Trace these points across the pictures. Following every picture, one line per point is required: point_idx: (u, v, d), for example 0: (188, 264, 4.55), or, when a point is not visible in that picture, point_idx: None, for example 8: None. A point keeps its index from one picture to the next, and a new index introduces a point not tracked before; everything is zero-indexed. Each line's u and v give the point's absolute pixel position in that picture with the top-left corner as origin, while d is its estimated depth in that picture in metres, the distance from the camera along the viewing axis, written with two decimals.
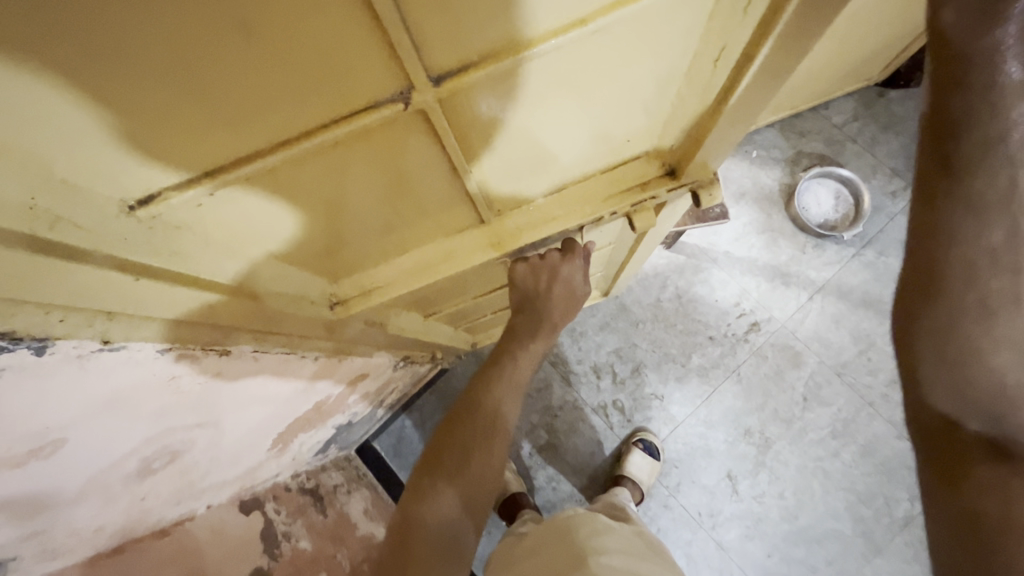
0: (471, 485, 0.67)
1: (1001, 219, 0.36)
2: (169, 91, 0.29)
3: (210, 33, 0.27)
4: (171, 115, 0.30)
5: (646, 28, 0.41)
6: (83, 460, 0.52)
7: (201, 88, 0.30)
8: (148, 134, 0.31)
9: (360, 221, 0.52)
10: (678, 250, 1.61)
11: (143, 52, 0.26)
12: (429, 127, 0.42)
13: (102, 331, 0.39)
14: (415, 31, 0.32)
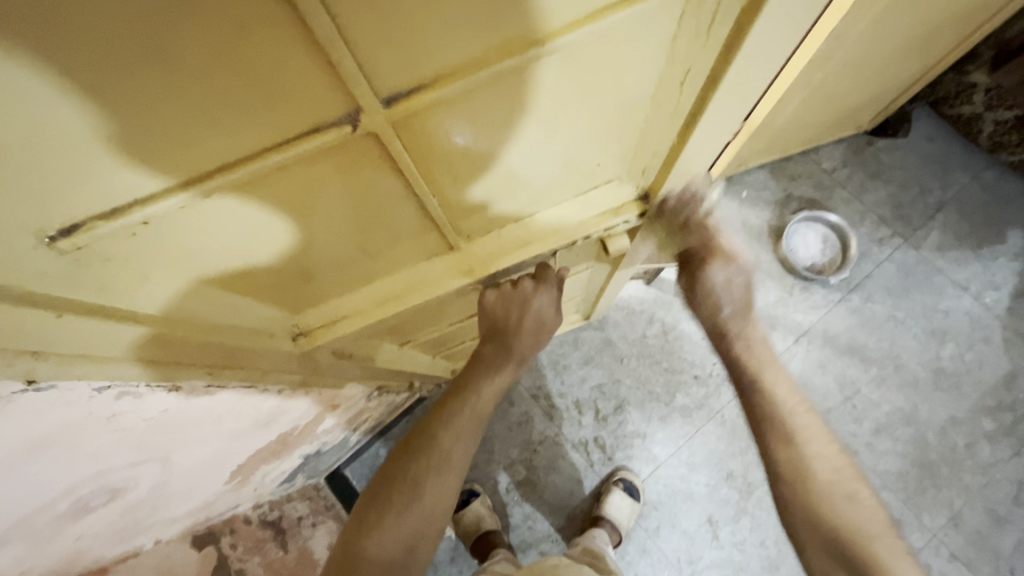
0: (420, 523, 0.64)
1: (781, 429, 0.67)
2: (80, 111, 0.25)
3: (128, 50, 0.24)
4: (86, 136, 0.27)
5: (613, 53, 0.39)
6: (7, 503, 0.48)
7: (120, 109, 0.26)
8: (47, 146, 0.26)
9: (317, 249, 0.48)
10: (664, 286, 1.60)
11: (47, 67, 0.23)
12: (385, 151, 0.39)
13: (26, 372, 0.36)
14: (360, 48, 0.29)
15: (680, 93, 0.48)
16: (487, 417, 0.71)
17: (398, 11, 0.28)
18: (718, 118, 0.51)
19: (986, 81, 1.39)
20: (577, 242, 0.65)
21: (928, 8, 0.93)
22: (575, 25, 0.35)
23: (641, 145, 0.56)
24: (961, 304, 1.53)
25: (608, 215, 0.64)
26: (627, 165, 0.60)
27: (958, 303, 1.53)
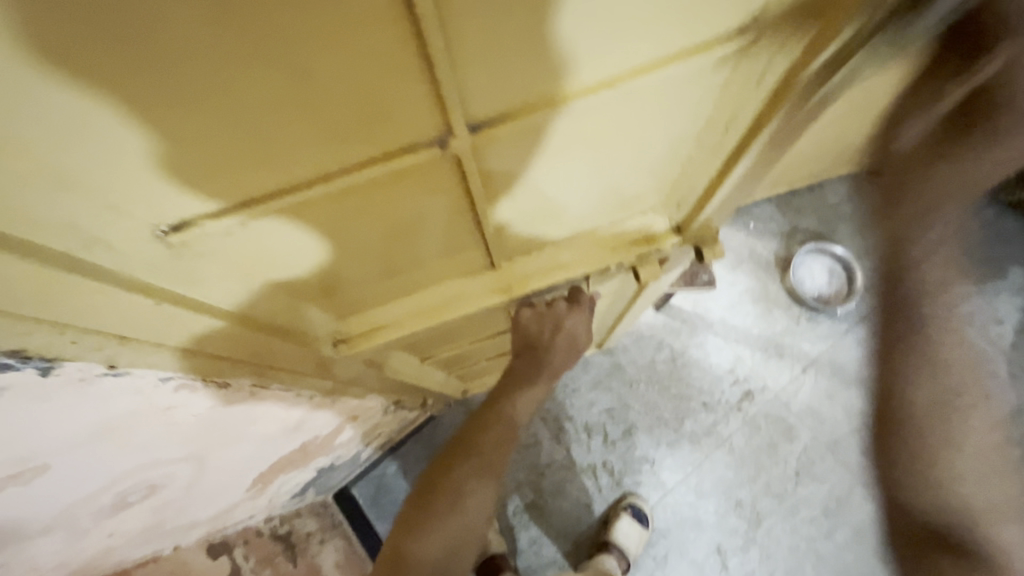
0: (461, 526, 0.67)
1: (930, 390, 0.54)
2: (218, 128, 0.30)
3: (270, 78, 0.28)
4: (216, 150, 0.31)
5: (670, 96, 0.43)
6: (61, 490, 0.50)
7: (250, 126, 0.31)
8: (179, 153, 0.30)
9: (376, 258, 0.52)
10: (674, 313, 1.63)
11: (203, 90, 0.27)
12: (459, 172, 0.43)
13: (110, 356, 0.38)
14: (463, 80, 0.33)
15: (723, 132, 0.52)
16: (522, 428, 0.74)
17: (502, 51, 0.32)
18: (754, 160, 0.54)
19: None
20: (610, 267, 0.68)
21: None
22: (644, 70, 0.39)
23: (679, 179, 0.60)
24: None
25: (641, 244, 0.67)
26: (665, 198, 0.63)
27: None
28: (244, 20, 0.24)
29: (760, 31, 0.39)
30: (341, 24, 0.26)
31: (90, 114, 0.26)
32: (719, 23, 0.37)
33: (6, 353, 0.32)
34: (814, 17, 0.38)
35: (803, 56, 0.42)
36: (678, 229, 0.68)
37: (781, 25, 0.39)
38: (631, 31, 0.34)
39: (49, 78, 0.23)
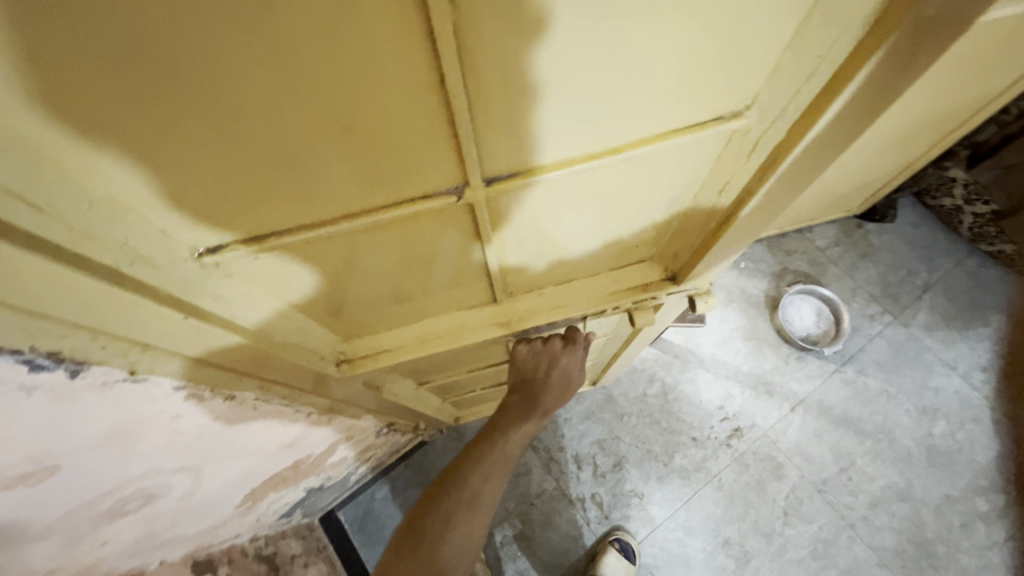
0: (449, 558, 0.66)
1: None
2: (267, 169, 0.34)
3: (316, 131, 0.32)
4: (261, 187, 0.36)
5: (667, 161, 0.48)
6: (67, 493, 0.51)
7: (293, 169, 0.35)
8: (225, 185, 0.34)
9: (392, 290, 0.56)
10: (665, 348, 1.66)
11: (257, 138, 0.32)
12: (472, 217, 0.47)
13: (131, 362, 0.41)
14: (483, 141, 0.38)
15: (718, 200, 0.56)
16: (513, 463, 0.74)
17: (518, 120, 0.37)
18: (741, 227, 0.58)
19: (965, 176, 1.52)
20: (605, 310, 0.71)
21: (906, 114, 1.06)
22: (644, 140, 0.44)
23: (674, 232, 0.64)
24: (951, 383, 1.59)
25: (638, 289, 0.71)
26: (659, 247, 0.67)
27: (947, 381, 1.59)
28: (297, 78, 0.28)
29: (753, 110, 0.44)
30: (380, 85, 0.31)
31: (157, 149, 0.30)
32: (717, 103, 0.42)
33: (42, 353, 0.35)
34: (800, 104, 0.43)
35: (789, 137, 0.46)
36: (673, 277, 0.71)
37: (770, 107, 0.43)
38: (632, 108, 0.39)
39: (134, 126, 0.28)
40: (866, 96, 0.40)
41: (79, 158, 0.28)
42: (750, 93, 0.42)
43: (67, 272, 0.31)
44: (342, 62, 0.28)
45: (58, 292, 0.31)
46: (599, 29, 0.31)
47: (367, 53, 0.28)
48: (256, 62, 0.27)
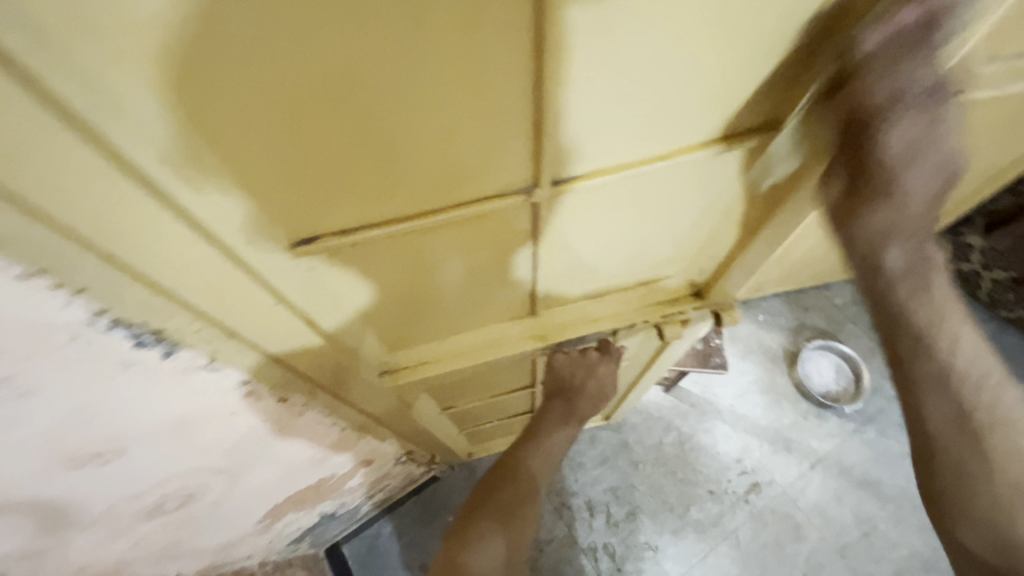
0: (513, 540, 0.75)
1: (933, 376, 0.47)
2: (371, 175, 0.37)
3: (406, 135, 0.34)
4: (369, 192, 0.38)
5: (711, 172, 0.50)
6: (122, 480, 0.53)
7: (394, 174, 0.37)
8: (332, 178, 0.36)
9: (445, 297, 0.58)
10: (681, 396, 1.64)
11: (355, 147, 0.34)
12: (534, 218, 0.48)
13: (214, 350, 0.44)
14: (555, 142, 0.39)
15: (751, 211, 0.58)
16: (556, 458, 0.86)
17: (588, 120, 0.38)
18: (767, 240, 0.60)
19: (982, 242, 1.50)
20: (636, 323, 0.73)
21: None
22: (692, 148, 0.45)
23: (707, 247, 0.65)
24: None
25: (665, 303, 0.73)
26: (690, 264, 0.69)
27: None
28: (392, 76, 0.29)
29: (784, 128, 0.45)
30: (456, 80, 0.31)
31: (276, 166, 0.33)
32: (749, 112, 0.43)
33: (149, 331, 0.38)
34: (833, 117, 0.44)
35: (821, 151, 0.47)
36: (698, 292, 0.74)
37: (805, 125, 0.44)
38: (685, 112, 0.41)
39: (250, 148, 0.31)
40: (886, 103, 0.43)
41: (214, 150, 0.30)
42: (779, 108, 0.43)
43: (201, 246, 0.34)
44: (459, 56, 0.29)
45: (184, 269, 0.34)
46: (662, 27, 0.32)
47: (482, 48, 0.30)
48: (337, 75, 0.28)
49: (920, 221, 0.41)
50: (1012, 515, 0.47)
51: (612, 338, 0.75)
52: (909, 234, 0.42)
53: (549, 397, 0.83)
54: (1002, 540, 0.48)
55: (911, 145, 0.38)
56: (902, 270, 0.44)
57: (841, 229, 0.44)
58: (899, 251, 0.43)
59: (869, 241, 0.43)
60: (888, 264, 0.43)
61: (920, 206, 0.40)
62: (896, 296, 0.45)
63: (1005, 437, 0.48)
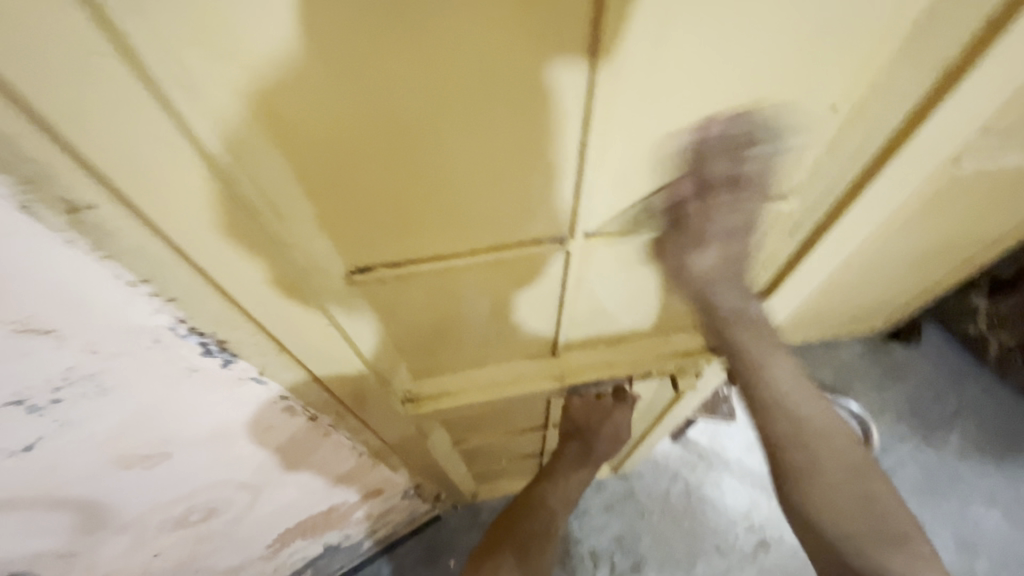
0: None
1: (784, 425, 0.53)
2: (431, 211, 0.41)
3: (458, 175, 0.39)
4: (428, 226, 0.43)
5: None
6: (160, 484, 0.56)
7: (449, 210, 0.42)
8: (393, 213, 0.40)
9: (470, 331, 0.62)
10: (689, 446, 1.63)
11: (415, 185, 0.38)
12: (564, 263, 0.52)
13: (265, 362, 0.48)
14: (590, 198, 0.43)
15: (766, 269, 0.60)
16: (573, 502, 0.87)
17: (621, 179, 0.42)
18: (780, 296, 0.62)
19: (988, 307, 1.47)
20: (652, 372, 0.75)
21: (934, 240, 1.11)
22: None
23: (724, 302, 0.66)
24: (990, 517, 1.47)
25: (681, 354, 0.74)
26: None
27: (986, 515, 1.47)
28: (435, 124, 0.34)
29: (795, 197, 0.49)
30: (500, 129, 0.35)
31: (349, 202, 0.38)
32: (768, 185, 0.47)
33: (216, 340, 0.42)
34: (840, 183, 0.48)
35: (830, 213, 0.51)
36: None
37: (812, 191, 0.48)
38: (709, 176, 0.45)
39: (329, 187, 0.36)
40: (894, 181, 0.46)
41: (305, 186, 0.35)
42: (790, 184, 0.47)
43: (277, 276, 0.38)
44: (501, 117, 0.35)
45: (260, 289, 0.38)
46: (687, 102, 0.37)
47: (521, 110, 0.34)
48: (391, 124, 0.33)
49: (730, 269, 0.52)
50: (834, 515, 0.52)
51: (627, 385, 0.77)
52: (726, 279, 0.52)
53: (565, 438, 0.85)
54: (840, 542, 0.52)
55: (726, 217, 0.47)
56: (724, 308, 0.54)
57: (669, 275, 0.53)
58: (719, 292, 0.53)
59: (694, 289, 0.53)
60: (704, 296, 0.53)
61: (730, 260, 0.51)
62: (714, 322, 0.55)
63: (821, 448, 0.53)
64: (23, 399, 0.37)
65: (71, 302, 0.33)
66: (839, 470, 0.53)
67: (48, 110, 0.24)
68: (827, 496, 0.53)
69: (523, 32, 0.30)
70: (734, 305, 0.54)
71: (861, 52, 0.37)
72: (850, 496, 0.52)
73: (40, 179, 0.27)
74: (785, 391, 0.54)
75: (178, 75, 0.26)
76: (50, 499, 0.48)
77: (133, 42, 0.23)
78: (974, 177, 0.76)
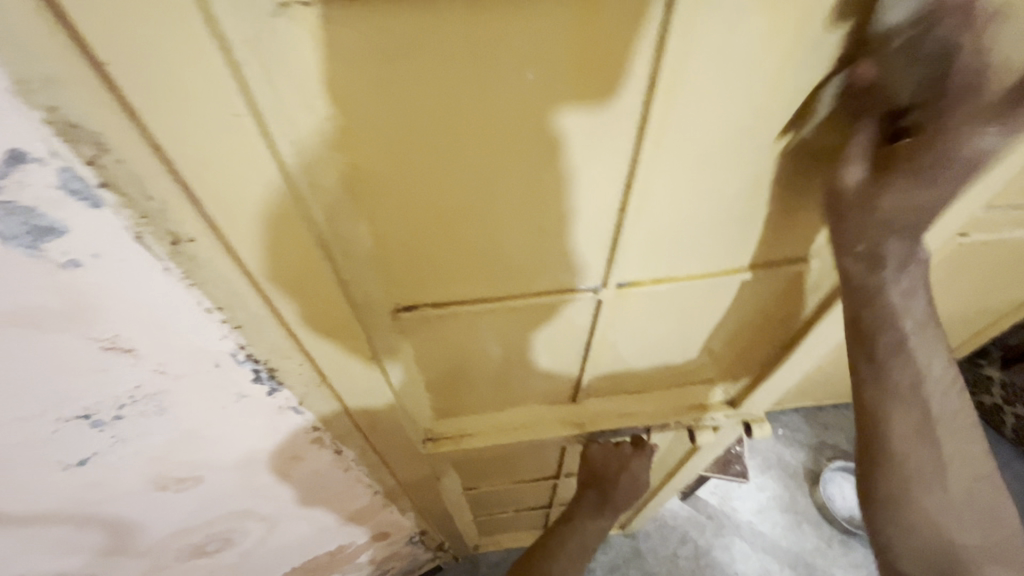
0: None
1: (910, 388, 0.45)
2: (475, 253, 0.43)
3: (502, 218, 0.40)
4: (471, 269, 0.44)
5: (751, 291, 0.55)
6: (186, 509, 0.56)
7: (491, 253, 0.43)
8: (442, 252, 0.42)
9: (490, 375, 0.63)
10: (699, 506, 1.59)
11: (461, 225, 0.40)
12: (595, 313, 0.53)
13: (306, 392, 0.49)
14: (625, 253, 0.45)
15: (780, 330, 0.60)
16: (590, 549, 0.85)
17: (657, 236, 0.45)
18: (799, 360, 0.63)
19: (1001, 375, 1.47)
20: (669, 424, 0.75)
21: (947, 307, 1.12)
22: (737, 270, 0.51)
23: (746, 351, 0.66)
24: None
25: (699, 409, 0.74)
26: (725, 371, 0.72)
27: None
28: (482, 167, 0.35)
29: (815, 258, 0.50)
30: (550, 182, 0.37)
31: (401, 240, 0.40)
32: (792, 247, 0.49)
33: (267, 368, 0.45)
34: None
35: None
36: (732, 402, 0.75)
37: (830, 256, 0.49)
38: (739, 237, 0.47)
39: (385, 225, 0.39)
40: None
41: (370, 227, 0.38)
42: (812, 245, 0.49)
43: (333, 316, 0.40)
44: (528, 160, 0.35)
45: (315, 324, 0.41)
46: (723, 172, 0.39)
47: (559, 160, 0.36)
48: (443, 168, 0.35)
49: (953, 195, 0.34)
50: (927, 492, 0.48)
51: (646, 435, 0.79)
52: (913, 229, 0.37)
53: (583, 484, 0.84)
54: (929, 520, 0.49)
55: (974, 103, 0.30)
56: (891, 276, 0.40)
57: (849, 211, 0.37)
58: (894, 246, 0.38)
59: (872, 235, 0.37)
60: (891, 297, 0.41)
61: (964, 177, 0.33)
62: (904, 335, 0.43)
63: (942, 425, 0.47)
64: (90, 414, 0.39)
65: (154, 325, 0.36)
66: (950, 441, 0.48)
67: (178, 158, 0.27)
68: (932, 466, 0.48)
69: (562, 86, 0.31)
70: (911, 263, 0.40)
71: None
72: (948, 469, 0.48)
73: (155, 215, 0.30)
74: (931, 369, 0.45)
75: (287, 131, 0.29)
76: (85, 515, 0.49)
77: (261, 108, 0.27)
78: (985, 246, 0.78)
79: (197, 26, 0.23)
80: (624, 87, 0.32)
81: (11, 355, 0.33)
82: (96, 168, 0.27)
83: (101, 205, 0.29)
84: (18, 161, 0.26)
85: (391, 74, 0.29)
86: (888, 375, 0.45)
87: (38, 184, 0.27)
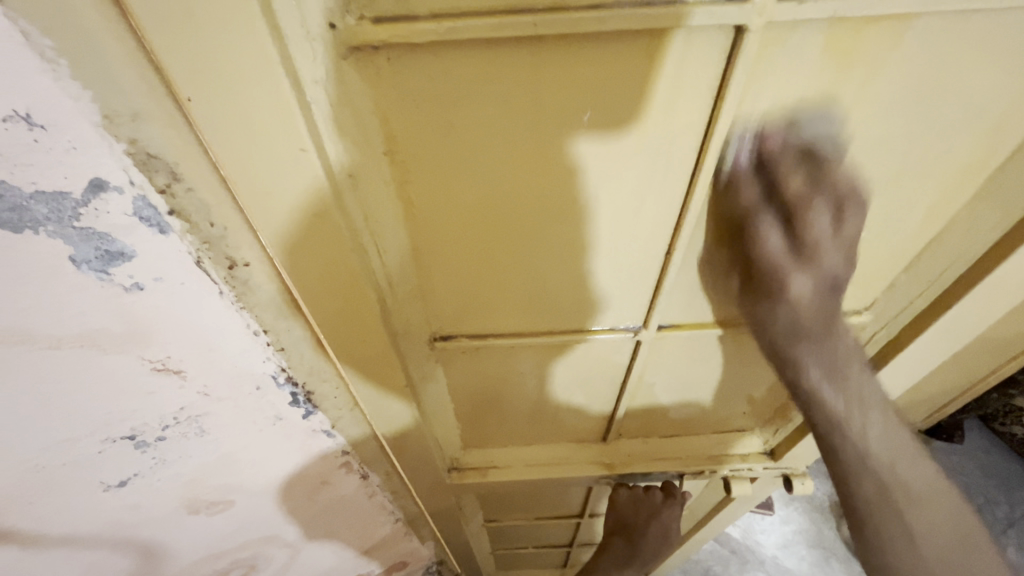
0: None
1: (846, 429, 0.44)
2: (512, 291, 0.44)
3: (539, 258, 0.41)
4: (509, 304, 0.45)
5: None
6: (215, 534, 0.57)
7: (528, 291, 0.44)
8: (479, 288, 0.43)
9: (519, 408, 0.62)
10: (722, 541, 1.54)
11: (500, 266, 0.41)
12: (633, 351, 0.53)
13: (339, 417, 0.50)
14: (667, 294, 0.45)
15: None
16: None
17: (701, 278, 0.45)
18: None
19: None
20: (704, 471, 0.73)
21: None
22: None
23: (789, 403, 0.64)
24: None
25: (735, 457, 0.72)
26: (766, 420, 0.69)
27: None
28: (524, 208, 0.37)
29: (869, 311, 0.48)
30: (592, 220, 0.38)
31: (440, 275, 0.41)
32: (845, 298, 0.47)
33: (305, 393, 0.45)
34: (915, 311, 0.47)
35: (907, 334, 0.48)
36: (772, 453, 0.72)
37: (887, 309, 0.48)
38: None
39: (428, 258, 0.40)
40: (976, 316, 0.44)
41: (416, 256, 0.40)
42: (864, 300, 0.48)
43: (376, 346, 0.41)
44: (565, 200, 0.36)
45: (355, 351, 0.41)
46: None
47: (603, 199, 0.37)
48: (488, 209, 0.36)
49: (823, 306, 0.40)
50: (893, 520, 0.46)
51: (677, 482, 0.76)
52: (819, 335, 0.41)
53: (611, 533, 0.85)
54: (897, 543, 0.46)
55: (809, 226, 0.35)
56: (817, 358, 0.42)
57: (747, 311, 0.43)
58: (807, 349, 0.42)
59: (777, 342, 0.43)
60: (814, 373, 0.42)
61: (819, 295, 0.39)
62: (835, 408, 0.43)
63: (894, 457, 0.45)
64: (135, 435, 0.40)
65: (205, 347, 0.37)
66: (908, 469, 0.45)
67: (242, 188, 0.29)
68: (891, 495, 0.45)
69: (612, 128, 0.32)
70: (826, 340, 0.42)
71: (948, 183, 0.38)
72: (951, 563, 0.45)
73: (217, 242, 0.31)
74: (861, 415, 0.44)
75: (345, 164, 0.30)
76: (117, 538, 0.49)
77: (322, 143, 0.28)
78: None
79: (276, 66, 0.24)
80: (675, 129, 0.32)
81: (68, 376, 0.34)
82: (168, 196, 0.29)
83: (168, 231, 0.30)
84: (98, 189, 0.27)
85: (454, 116, 0.31)
86: (816, 423, 0.45)
87: (113, 211, 0.28)
